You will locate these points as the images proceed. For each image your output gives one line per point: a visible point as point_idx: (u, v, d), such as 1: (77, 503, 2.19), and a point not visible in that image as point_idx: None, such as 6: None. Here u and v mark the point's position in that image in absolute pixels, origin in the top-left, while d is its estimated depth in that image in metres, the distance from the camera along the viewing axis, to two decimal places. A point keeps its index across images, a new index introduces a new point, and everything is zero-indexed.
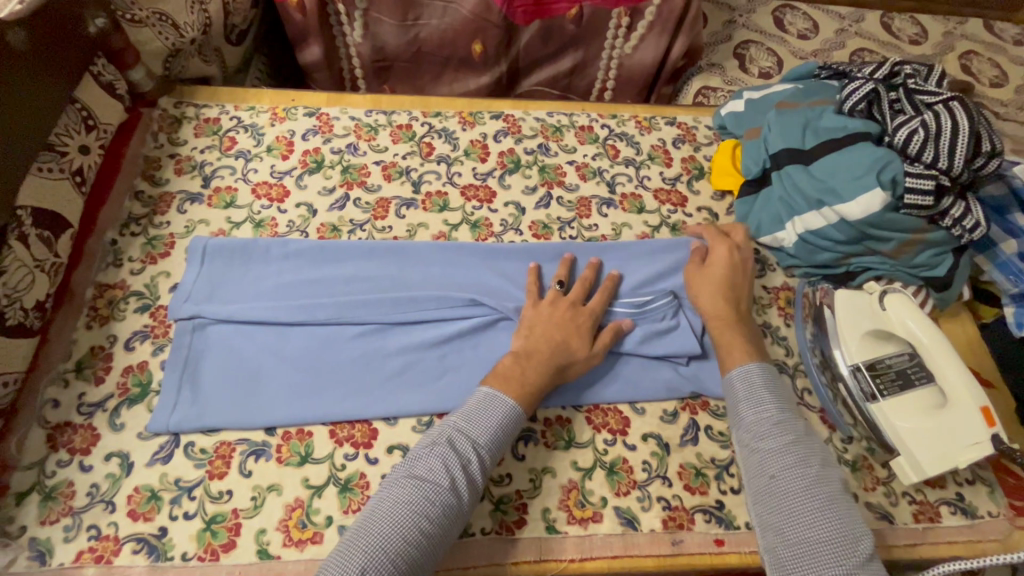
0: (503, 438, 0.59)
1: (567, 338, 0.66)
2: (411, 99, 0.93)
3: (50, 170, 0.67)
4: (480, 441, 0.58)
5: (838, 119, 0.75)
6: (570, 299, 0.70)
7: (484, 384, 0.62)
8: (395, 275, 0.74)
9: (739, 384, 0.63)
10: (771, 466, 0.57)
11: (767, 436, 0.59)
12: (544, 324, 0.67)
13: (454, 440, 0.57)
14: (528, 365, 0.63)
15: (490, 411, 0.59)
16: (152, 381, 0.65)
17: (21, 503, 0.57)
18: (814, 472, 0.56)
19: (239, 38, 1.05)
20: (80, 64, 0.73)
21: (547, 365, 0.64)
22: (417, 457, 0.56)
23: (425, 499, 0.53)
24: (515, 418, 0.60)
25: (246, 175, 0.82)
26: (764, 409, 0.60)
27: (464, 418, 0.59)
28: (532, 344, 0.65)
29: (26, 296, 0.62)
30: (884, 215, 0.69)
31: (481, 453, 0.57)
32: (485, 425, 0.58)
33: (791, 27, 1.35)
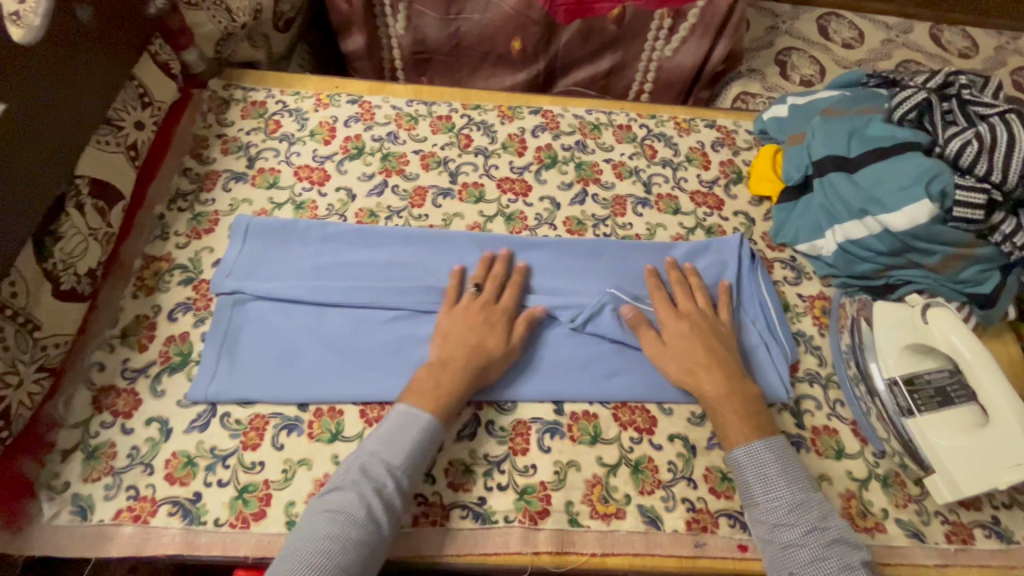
0: (422, 457, 0.59)
1: (482, 340, 0.66)
2: (451, 91, 0.93)
3: (107, 143, 0.70)
4: (396, 464, 0.57)
5: (885, 128, 0.74)
6: (480, 301, 0.70)
7: (398, 403, 0.61)
8: (427, 262, 0.75)
9: (742, 468, 0.60)
10: (790, 559, 0.55)
11: (780, 526, 0.57)
12: (458, 331, 0.67)
13: (369, 467, 0.56)
14: (442, 374, 0.63)
15: (407, 431, 0.59)
16: (193, 351, 0.67)
17: (66, 460, 0.60)
18: (835, 566, 0.53)
19: (286, 26, 1.07)
20: (140, 43, 0.75)
21: (467, 370, 0.64)
22: (332, 490, 0.55)
23: (341, 534, 0.52)
24: (436, 433, 0.60)
25: (289, 157, 0.83)
26: (769, 495, 0.58)
27: (377, 441, 0.58)
28: (447, 353, 0.65)
29: (80, 263, 0.65)
30: (930, 227, 0.68)
31: (397, 476, 0.57)
32: (401, 446, 0.58)
33: (836, 35, 1.32)
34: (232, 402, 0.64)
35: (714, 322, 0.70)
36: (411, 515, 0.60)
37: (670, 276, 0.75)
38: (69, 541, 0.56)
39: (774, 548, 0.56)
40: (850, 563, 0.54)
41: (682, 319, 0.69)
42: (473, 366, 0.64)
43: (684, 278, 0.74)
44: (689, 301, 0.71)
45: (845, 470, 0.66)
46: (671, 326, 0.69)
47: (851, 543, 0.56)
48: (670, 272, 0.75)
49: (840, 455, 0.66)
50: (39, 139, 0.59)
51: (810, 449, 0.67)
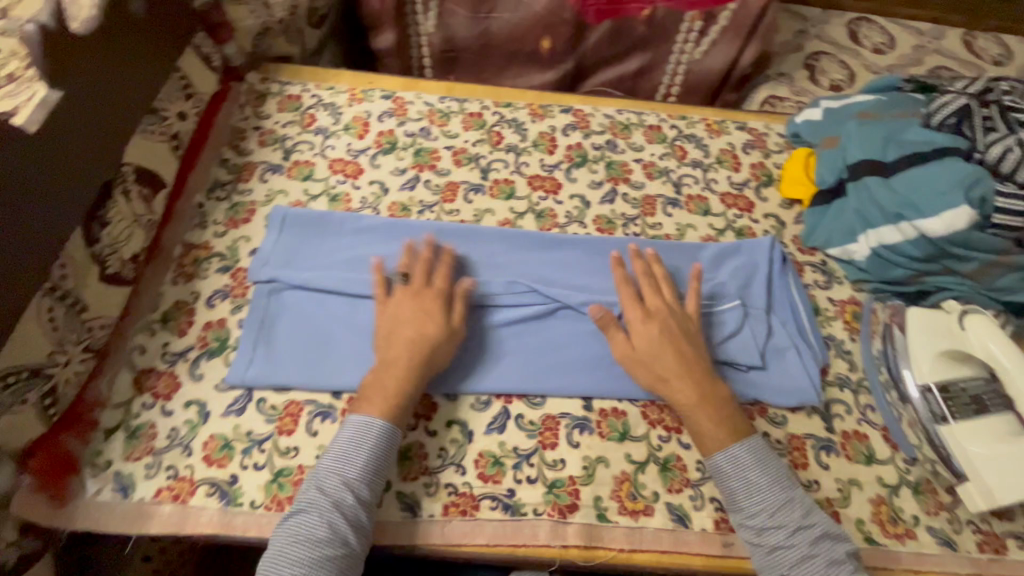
0: (379, 464, 0.58)
1: (421, 331, 0.64)
2: (483, 89, 0.94)
3: (152, 132, 0.72)
4: (353, 477, 0.56)
5: (923, 133, 0.73)
6: (415, 298, 0.67)
7: (351, 413, 0.60)
8: (458, 256, 0.76)
9: (723, 474, 0.60)
10: (779, 561, 0.56)
11: (766, 529, 0.58)
12: (399, 329, 0.65)
13: (327, 484, 0.56)
14: (386, 375, 0.62)
15: (361, 442, 0.58)
16: (230, 338, 0.69)
17: (109, 438, 0.62)
18: (823, 564, 0.55)
19: (320, 21, 1.09)
20: (185, 36, 0.77)
21: (411, 367, 0.62)
22: (294, 513, 0.55)
23: (310, 558, 0.52)
24: (390, 439, 0.59)
25: (324, 150, 0.85)
26: (753, 500, 0.59)
27: (332, 458, 0.57)
28: (391, 354, 0.63)
29: (124, 248, 0.67)
30: (969, 233, 0.67)
31: (356, 488, 0.56)
32: (356, 458, 0.57)
33: (866, 40, 1.31)
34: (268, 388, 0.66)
35: (684, 320, 0.68)
36: (442, 505, 0.61)
37: (637, 268, 0.73)
38: (111, 517, 0.58)
39: (763, 552, 0.57)
40: (837, 558, 0.55)
41: (649, 322, 0.67)
42: (416, 364, 0.63)
43: (648, 268, 0.73)
44: (658, 299, 0.70)
45: (876, 476, 0.65)
46: (636, 330, 0.67)
47: (835, 536, 0.57)
48: (637, 264, 0.73)
49: (870, 460, 0.66)
50: (92, 126, 0.61)
51: (840, 453, 0.66)
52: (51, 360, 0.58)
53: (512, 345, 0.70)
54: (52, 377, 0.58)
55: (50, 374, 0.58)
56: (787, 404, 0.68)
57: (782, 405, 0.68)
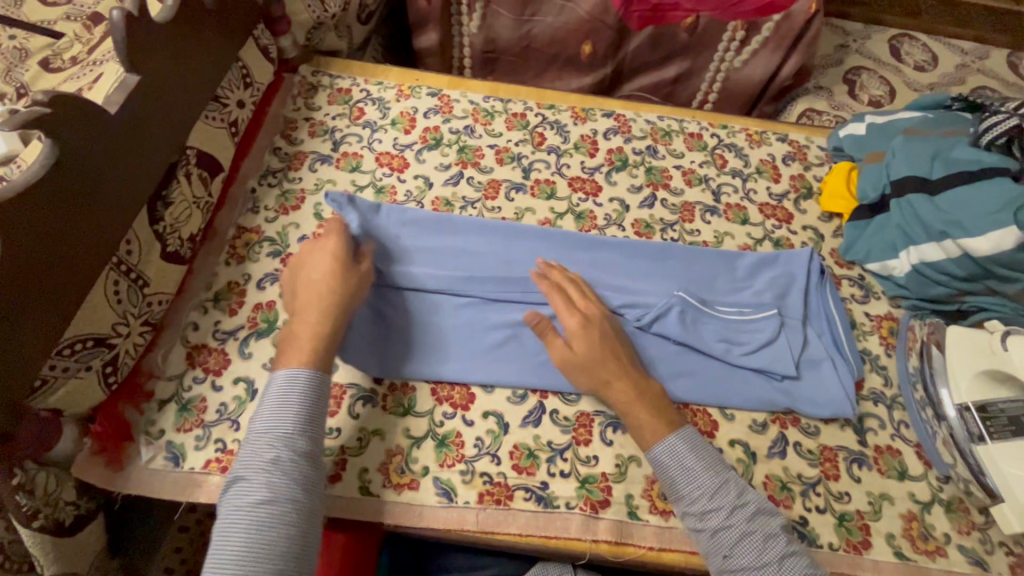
0: (311, 417, 0.58)
1: (309, 273, 0.67)
2: (527, 90, 0.96)
3: (213, 119, 0.74)
4: (285, 432, 0.56)
5: (971, 152, 0.74)
6: (332, 253, 0.68)
7: (278, 368, 0.60)
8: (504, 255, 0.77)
9: (655, 464, 0.61)
10: (720, 544, 0.57)
11: (704, 513, 0.58)
12: (308, 280, 0.66)
13: (261, 444, 0.55)
14: (299, 320, 0.63)
15: (288, 398, 0.58)
16: (278, 320, 0.71)
17: (162, 409, 0.64)
18: (759, 539, 0.56)
19: (367, 18, 1.12)
20: (248, 28, 0.80)
21: (321, 310, 0.64)
22: (234, 479, 0.54)
23: (255, 520, 0.52)
24: (318, 387, 0.59)
25: (371, 144, 0.87)
26: (688, 487, 0.59)
27: (263, 419, 0.57)
28: (303, 302, 0.65)
29: (184, 228, 0.69)
30: (1016, 254, 0.67)
31: (292, 444, 0.56)
32: (284, 414, 0.57)
33: (908, 57, 1.30)
34: None
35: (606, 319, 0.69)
36: (476, 492, 0.62)
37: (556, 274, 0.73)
38: (163, 484, 0.61)
39: (707, 537, 0.58)
40: (771, 531, 0.57)
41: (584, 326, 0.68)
42: (325, 305, 0.64)
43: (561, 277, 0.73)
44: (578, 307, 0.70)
45: (907, 492, 0.65)
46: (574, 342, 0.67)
47: (768, 513, 0.58)
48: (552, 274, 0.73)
49: (902, 476, 0.66)
50: (162, 111, 0.64)
51: (872, 467, 0.67)
52: (114, 331, 0.60)
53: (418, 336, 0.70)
54: (114, 347, 0.61)
55: (113, 344, 0.60)
56: (821, 415, 0.68)
57: (815, 416, 0.69)
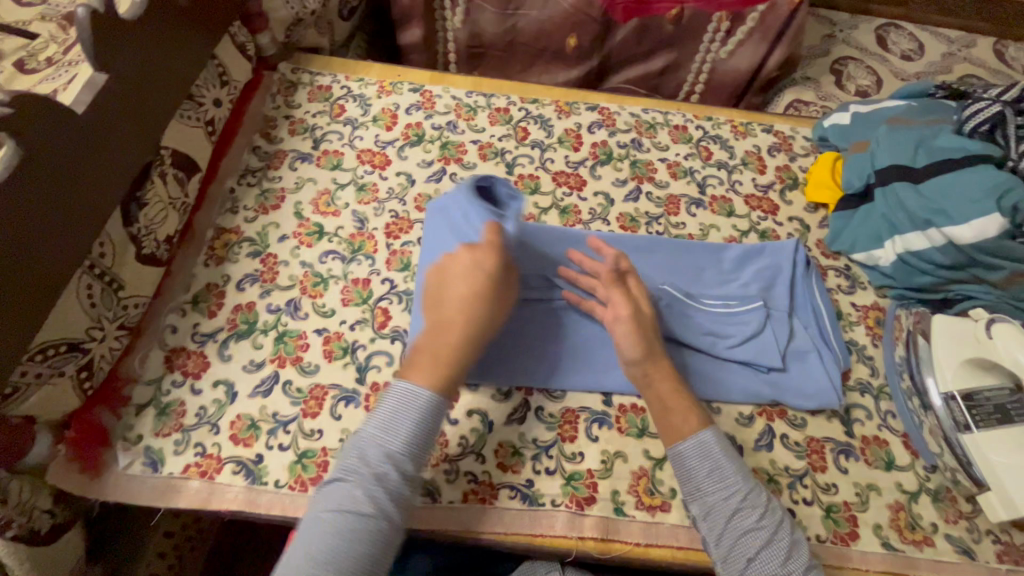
0: (425, 438, 0.56)
1: (472, 288, 0.62)
2: (510, 84, 0.95)
3: (189, 118, 0.73)
4: (396, 449, 0.54)
5: (955, 140, 0.73)
6: (486, 271, 0.63)
7: (400, 377, 0.58)
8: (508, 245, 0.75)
9: (695, 456, 0.59)
10: (747, 546, 0.54)
11: (736, 512, 0.56)
12: (451, 296, 0.62)
13: (369, 454, 0.54)
14: (441, 340, 0.60)
15: (406, 413, 0.55)
16: (258, 321, 0.70)
17: (140, 414, 0.63)
18: (786, 547, 0.55)
19: (349, 14, 1.10)
20: (223, 25, 0.79)
21: (465, 332, 0.60)
22: (335, 479, 0.53)
23: (350, 531, 0.50)
24: (438, 414, 0.57)
25: (353, 141, 0.86)
26: (724, 484, 0.57)
27: (379, 427, 0.55)
28: (445, 319, 0.61)
29: (160, 230, 0.68)
30: (1000, 241, 0.66)
31: (399, 462, 0.54)
32: (401, 429, 0.55)
33: (895, 47, 1.30)
34: (294, 370, 0.67)
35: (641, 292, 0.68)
36: (461, 492, 0.62)
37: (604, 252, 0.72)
38: (142, 490, 0.60)
39: (726, 541, 0.55)
40: (796, 542, 0.55)
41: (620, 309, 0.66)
42: (469, 327, 0.60)
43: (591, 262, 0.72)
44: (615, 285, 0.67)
45: (894, 482, 0.65)
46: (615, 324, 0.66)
47: (792, 523, 0.57)
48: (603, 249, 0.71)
49: (889, 466, 0.66)
50: (134, 110, 0.63)
51: (859, 458, 0.66)
52: (88, 336, 0.59)
53: None
54: (88, 352, 0.59)
55: (87, 349, 0.59)
56: (808, 406, 0.68)
57: (801, 408, 0.68)
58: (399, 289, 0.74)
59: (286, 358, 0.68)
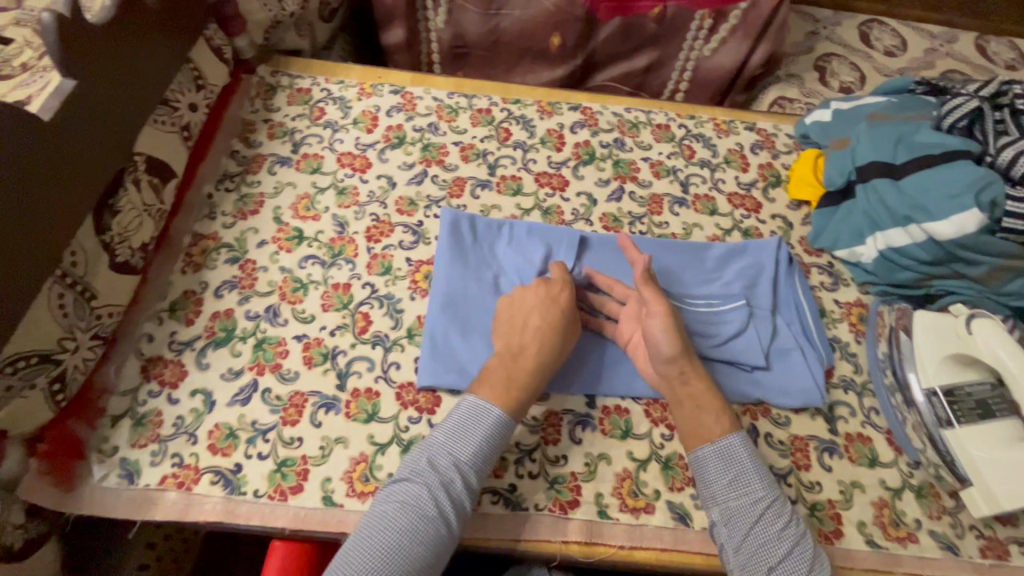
0: (490, 453, 0.58)
1: (546, 318, 0.65)
2: (492, 85, 0.94)
3: (164, 123, 0.72)
4: (463, 459, 0.56)
5: (935, 136, 0.73)
6: (562, 304, 0.66)
7: (470, 393, 0.60)
8: (515, 256, 0.75)
9: (723, 462, 0.59)
10: (769, 554, 0.54)
11: (761, 519, 0.56)
12: (524, 323, 0.65)
13: (438, 461, 0.56)
14: (516, 364, 0.62)
15: (474, 427, 0.58)
16: (237, 328, 0.69)
17: (115, 426, 0.62)
18: (808, 558, 0.55)
19: (329, 16, 1.09)
20: (197, 28, 0.77)
21: (539, 358, 0.62)
22: (400, 479, 0.55)
23: (412, 530, 0.52)
24: (503, 433, 0.58)
25: (333, 144, 0.85)
26: (751, 490, 0.57)
27: (448, 435, 0.57)
28: (518, 345, 0.64)
29: (134, 237, 0.67)
30: (978, 236, 0.67)
31: (464, 472, 0.56)
32: (469, 440, 0.57)
33: (878, 43, 1.30)
34: (273, 377, 0.66)
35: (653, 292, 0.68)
36: None
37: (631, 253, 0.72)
38: (118, 502, 0.59)
39: (746, 548, 0.55)
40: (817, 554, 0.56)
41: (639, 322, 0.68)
42: (542, 355, 0.63)
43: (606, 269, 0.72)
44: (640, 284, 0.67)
45: (878, 479, 0.65)
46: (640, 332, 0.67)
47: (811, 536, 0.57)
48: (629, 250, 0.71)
49: (873, 463, 0.66)
50: (106, 116, 0.62)
51: (843, 455, 0.66)
52: (61, 346, 0.58)
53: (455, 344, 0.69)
54: (61, 363, 0.58)
55: (60, 360, 0.58)
56: (791, 405, 0.68)
57: (785, 406, 0.68)
58: (380, 293, 0.73)
59: (265, 365, 0.67)
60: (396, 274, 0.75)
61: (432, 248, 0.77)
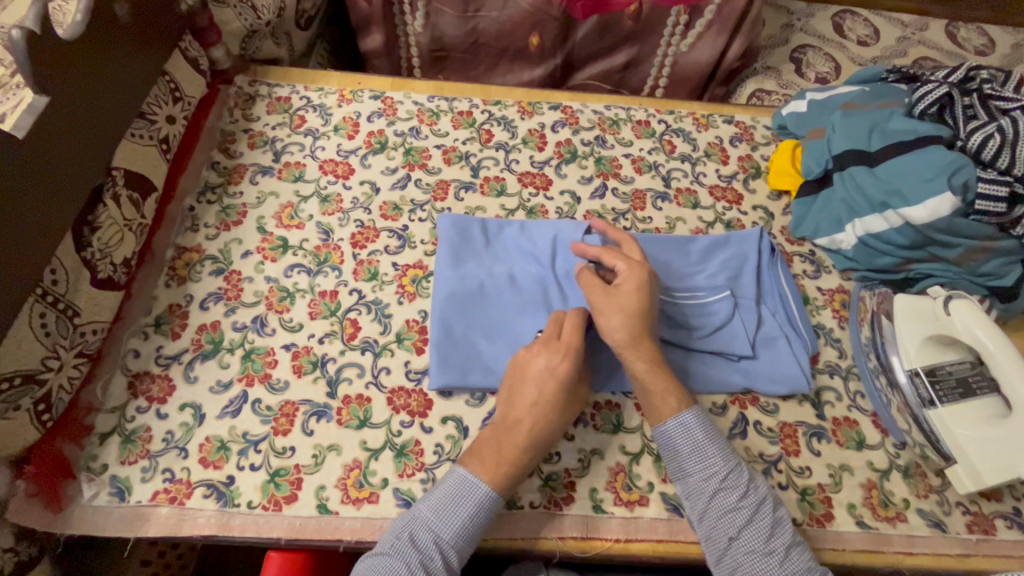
0: (474, 532, 0.56)
1: (541, 392, 0.60)
2: (472, 87, 0.94)
3: (141, 137, 0.71)
4: (446, 536, 0.55)
5: (906, 122, 0.75)
6: (562, 377, 0.61)
7: (459, 465, 0.59)
8: (523, 257, 0.77)
9: (680, 437, 0.60)
10: (729, 526, 0.56)
11: (719, 491, 0.58)
12: (522, 389, 0.61)
13: (420, 536, 0.55)
14: (509, 438, 0.59)
15: (460, 503, 0.56)
16: (224, 340, 0.69)
17: (104, 443, 0.62)
18: (768, 524, 0.57)
19: (307, 24, 1.09)
20: (172, 39, 0.77)
21: (531, 432, 0.59)
22: (378, 555, 0.54)
23: None
24: (490, 512, 0.57)
25: (314, 152, 0.85)
26: (709, 463, 0.59)
27: (432, 510, 0.56)
28: (514, 415, 0.60)
29: (116, 252, 0.66)
30: (952, 220, 0.69)
31: (447, 551, 0.55)
32: (454, 518, 0.55)
33: (851, 33, 1.32)
34: (262, 388, 0.66)
35: (646, 280, 0.66)
36: None
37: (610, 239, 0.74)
38: (109, 521, 0.59)
39: (708, 521, 0.58)
40: (779, 521, 0.57)
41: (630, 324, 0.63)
42: (535, 430, 0.59)
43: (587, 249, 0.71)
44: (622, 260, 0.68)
45: (865, 461, 0.66)
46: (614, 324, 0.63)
47: (774, 501, 0.59)
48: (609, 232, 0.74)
49: (860, 445, 0.67)
50: (80, 131, 0.61)
51: (831, 439, 0.67)
52: (45, 366, 0.57)
53: (464, 343, 0.69)
54: (45, 383, 0.58)
55: (44, 380, 0.57)
56: (779, 392, 0.69)
57: (772, 394, 0.69)
58: (367, 299, 0.73)
59: (254, 376, 0.67)
60: (382, 280, 0.75)
61: (418, 252, 0.77)
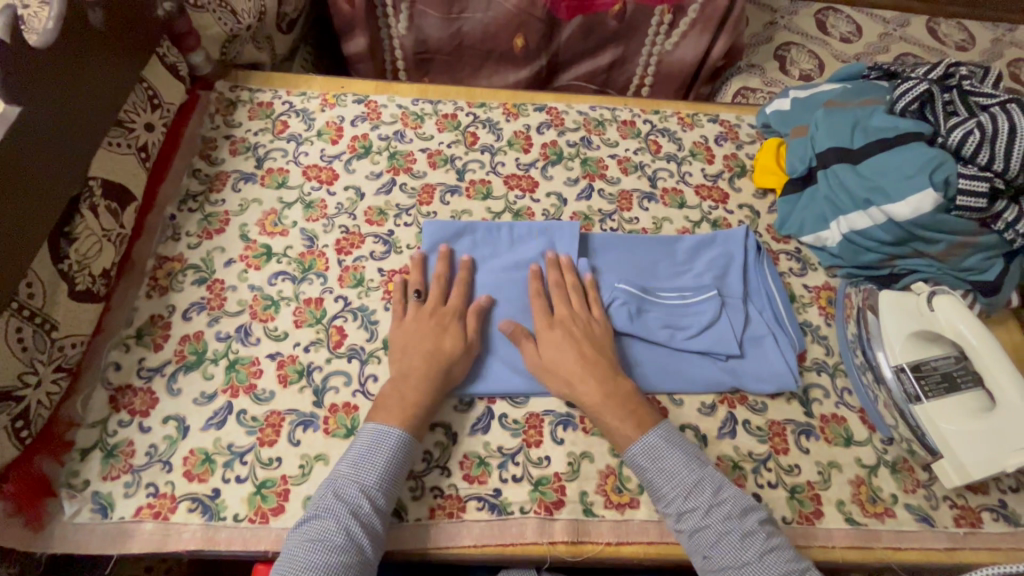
0: (396, 472, 0.59)
1: (438, 344, 0.66)
2: (457, 90, 0.94)
3: (119, 145, 0.70)
4: (368, 482, 0.57)
5: (888, 119, 0.75)
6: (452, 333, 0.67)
7: (369, 420, 0.61)
8: (513, 261, 0.76)
9: (646, 462, 0.60)
10: (707, 543, 0.56)
11: (692, 509, 0.57)
12: (411, 338, 0.67)
13: (343, 489, 0.56)
14: (402, 386, 0.63)
15: (375, 451, 0.58)
16: (207, 350, 0.68)
17: (85, 458, 0.61)
18: (745, 535, 0.56)
19: (289, 27, 1.08)
20: (150, 45, 0.75)
21: (424, 380, 0.63)
22: (310, 517, 0.55)
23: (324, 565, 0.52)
24: (405, 450, 0.60)
25: (297, 157, 0.84)
26: (678, 482, 0.59)
27: (350, 464, 0.58)
28: (406, 365, 0.65)
29: (95, 264, 0.65)
30: (934, 216, 0.69)
31: (373, 495, 0.56)
32: (373, 465, 0.58)
33: (834, 30, 1.33)
34: (248, 399, 0.65)
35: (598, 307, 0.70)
36: (428, 507, 0.61)
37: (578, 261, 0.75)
38: (92, 538, 0.58)
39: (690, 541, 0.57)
40: (757, 529, 0.56)
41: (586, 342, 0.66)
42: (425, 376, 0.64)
43: (562, 277, 0.73)
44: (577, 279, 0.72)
45: (854, 457, 0.67)
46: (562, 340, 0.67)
47: (753, 509, 0.58)
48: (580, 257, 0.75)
49: (848, 442, 0.68)
50: (54, 140, 0.59)
51: (819, 437, 0.68)
52: (21, 382, 0.56)
53: None
54: (23, 399, 0.57)
55: (21, 396, 0.56)
56: (767, 390, 0.69)
57: (760, 392, 0.69)
58: (353, 306, 0.72)
59: (239, 387, 0.66)
60: (368, 286, 0.74)
61: (404, 257, 0.77)
